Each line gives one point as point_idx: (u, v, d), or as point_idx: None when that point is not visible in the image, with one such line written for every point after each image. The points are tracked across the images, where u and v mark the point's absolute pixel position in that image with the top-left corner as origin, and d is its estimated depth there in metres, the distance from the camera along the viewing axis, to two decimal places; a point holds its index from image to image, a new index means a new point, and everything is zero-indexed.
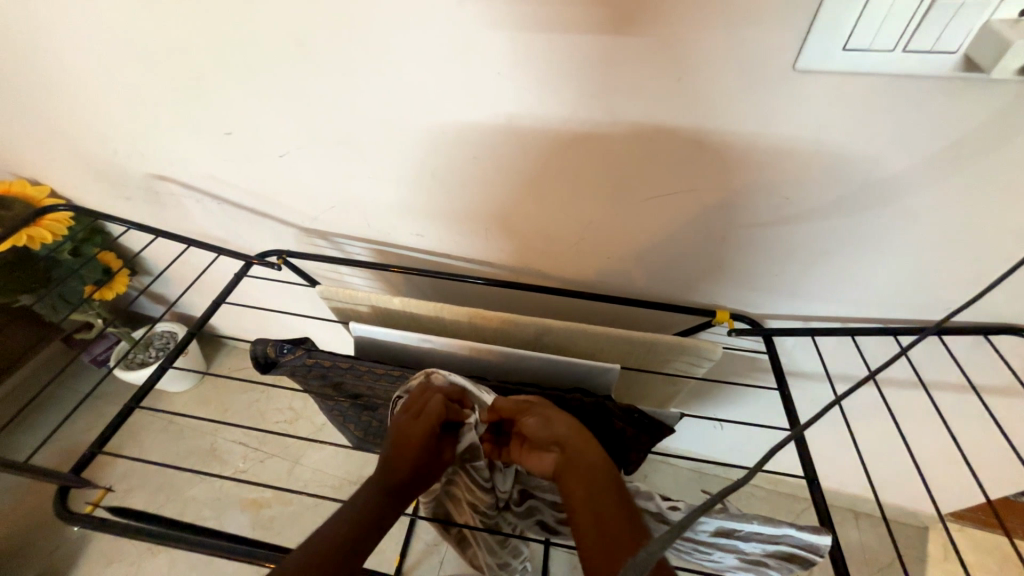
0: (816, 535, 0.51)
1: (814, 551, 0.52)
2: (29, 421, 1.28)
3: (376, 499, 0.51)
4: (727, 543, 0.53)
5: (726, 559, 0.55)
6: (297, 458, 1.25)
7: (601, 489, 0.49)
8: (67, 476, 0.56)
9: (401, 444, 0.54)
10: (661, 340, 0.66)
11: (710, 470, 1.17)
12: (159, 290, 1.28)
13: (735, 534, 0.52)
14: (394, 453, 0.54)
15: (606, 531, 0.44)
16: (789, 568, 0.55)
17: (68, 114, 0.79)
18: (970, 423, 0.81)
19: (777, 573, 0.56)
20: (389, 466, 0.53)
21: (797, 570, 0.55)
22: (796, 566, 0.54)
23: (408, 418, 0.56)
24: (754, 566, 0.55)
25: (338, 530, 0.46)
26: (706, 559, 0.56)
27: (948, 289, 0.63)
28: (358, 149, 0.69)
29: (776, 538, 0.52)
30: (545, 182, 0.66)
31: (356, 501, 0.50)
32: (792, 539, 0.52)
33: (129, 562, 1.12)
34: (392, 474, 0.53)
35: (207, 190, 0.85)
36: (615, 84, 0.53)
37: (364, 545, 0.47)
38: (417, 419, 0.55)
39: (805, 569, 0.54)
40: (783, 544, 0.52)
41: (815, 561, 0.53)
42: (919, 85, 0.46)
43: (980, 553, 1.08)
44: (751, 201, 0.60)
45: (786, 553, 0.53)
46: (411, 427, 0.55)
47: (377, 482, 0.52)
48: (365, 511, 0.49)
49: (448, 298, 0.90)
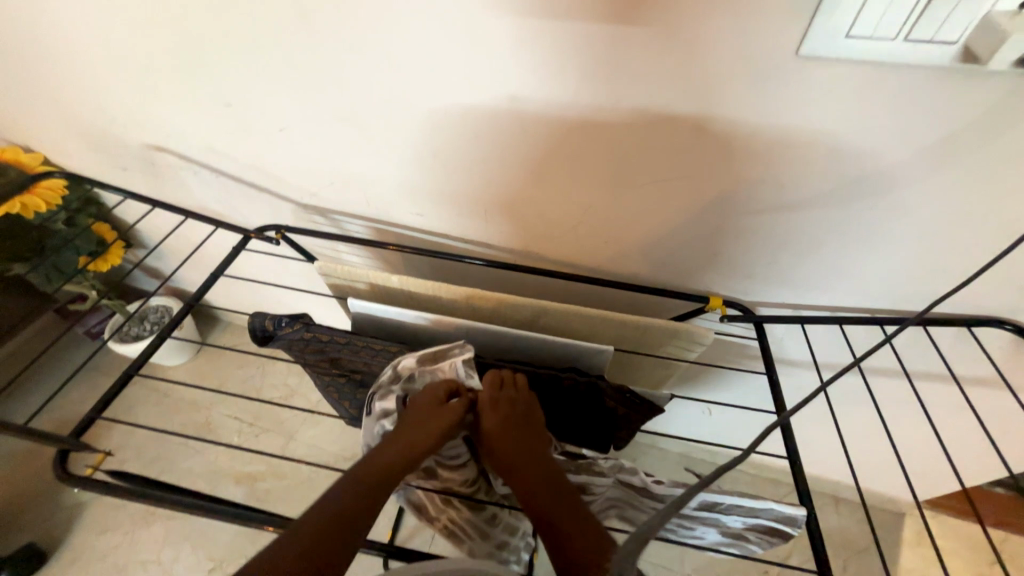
0: (794, 508, 0.53)
1: (791, 524, 0.54)
2: (23, 391, 1.29)
3: (396, 458, 0.53)
4: (710, 516, 0.55)
5: (709, 534, 0.58)
6: (292, 434, 1.26)
7: (557, 498, 0.52)
8: (68, 440, 0.57)
9: (415, 419, 0.56)
10: (655, 325, 0.67)
11: (698, 455, 1.20)
12: (153, 264, 1.28)
13: (717, 508, 0.54)
14: (410, 422, 0.55)
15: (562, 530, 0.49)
16: (770, 540, 0.57)
17: (61, 79, 0.77)
18: (951, 413, 0.84)
19: (758, 546, 0.59)
20: (402, 438, 0.54)
21: (777, 543, 0.58)
22: (778, 538, 0.57)
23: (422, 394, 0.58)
24: (737, 540, 0.58)
25: (345, 493, 0.49)
26: (689, 531, 0.58)
27: (932, 282, 0.65)
28: (358, 128, 0.69)
29: (757, 512, 0.54)
30: (545, 166, 0.66)
31: (368, 462, 0.53)
32: (772, 512, 0.54)
33: (124, 530, 1.13)
34: (410, 442, 0.54)
35: (205, 163, 0.84)
36: (620, 65, 0.52)
37: (371, 509, 0.49)
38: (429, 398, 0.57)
39: (786, 541, 0.56)
40: (764, 518, 0.54)
41: (793, 534, 0.55)
42: (919, 76, 0.46)
43: (953, 539, 1.12)
44: (750, 190, 0.60)
45: (766, 526, 0.55)
46: (426, 398, 0.57)
47: (391, 447, 0.54)
48: (375, 473, 0.52)
49: (445, 277, 0.90)
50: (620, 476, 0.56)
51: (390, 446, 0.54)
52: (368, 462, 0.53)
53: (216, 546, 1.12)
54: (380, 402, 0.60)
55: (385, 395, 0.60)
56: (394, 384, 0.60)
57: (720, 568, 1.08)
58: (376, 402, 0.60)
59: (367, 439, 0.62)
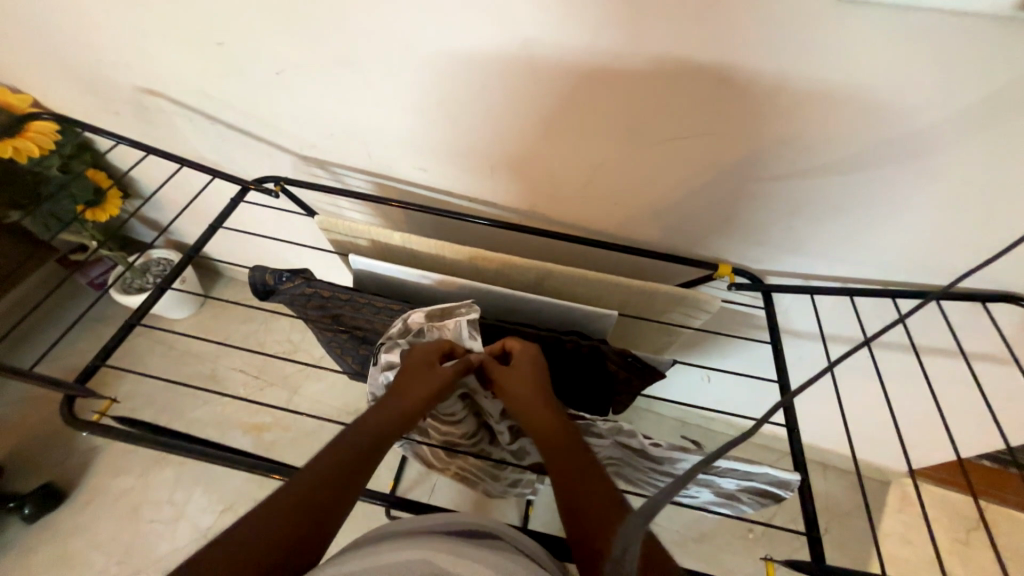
0: (788, 473, 0.54)
1: (784, 487, 0.55)
2: (32, 338, 1.31)
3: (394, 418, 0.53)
4: (705, 478, 0.56)
5: (702, 493, 0.60)
6: (296, 389, 1.29)
7: (572, 453, 0.49)
8: (74, 386, 0.58)
9: (413, 374, 0.55)
10: (661, 291, 0.66)
11: (694, 420, 1.22)
12: (153, 215, 1.26)
13: (711, 470, 0.54)
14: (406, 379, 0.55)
15: (568, 481, 0.47)
16: (763, 500, 0.59)
17: (42, 11, 0.72)
18: (952, 388, 0.84)
19: (751, 504, 0.61)
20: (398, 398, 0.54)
21: (770, 503, 0.60)
22: (770, 500, 0.58)
23: (418, 352, 0.57)
24: (730, 499, 0.60)
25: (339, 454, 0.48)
26: (683, 490, 0.60)
27: (953, 255, 0.62)
28: (359, 73, 0.65)
29: (752, 475, 0.55)
30: (556, 119, 0.62)
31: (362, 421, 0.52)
32: (766, 476, 0.54)
33: (138, 473, 1.18)
34: (406, 402, 0.53)
35: (199, 109, 0.81)
36: (641, 5, 0.48)
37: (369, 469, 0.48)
38: (426, 353, 0.57)
39: (777, 502, 0.58)
40: (758, 480, 0.55)
41: (785, 497, 0.56)
42: (967, 26, 0.42)
43: (936, 507, 1.16)
44: (769, 152, 0.58)
45: (759, 489, 0.57)
46: (423, 357, 0.57)
47: (384, 411, 0.53)
48: (371, 432, 0.51)
49: (449, 236, 0.88)
50: (620, 437, 0.57)
51: (387, 406, 0.53)
52: (363, 421, 0.52)
53: (226, 490, 1.17)
54: (386, 354, 0.59)
55: (391, 349, 0.59)
56: (403, 338, 0.61)
57: (707, 526, 1.13)
58: (381, 355, 0.60)
59: (374, 389, 0.63)
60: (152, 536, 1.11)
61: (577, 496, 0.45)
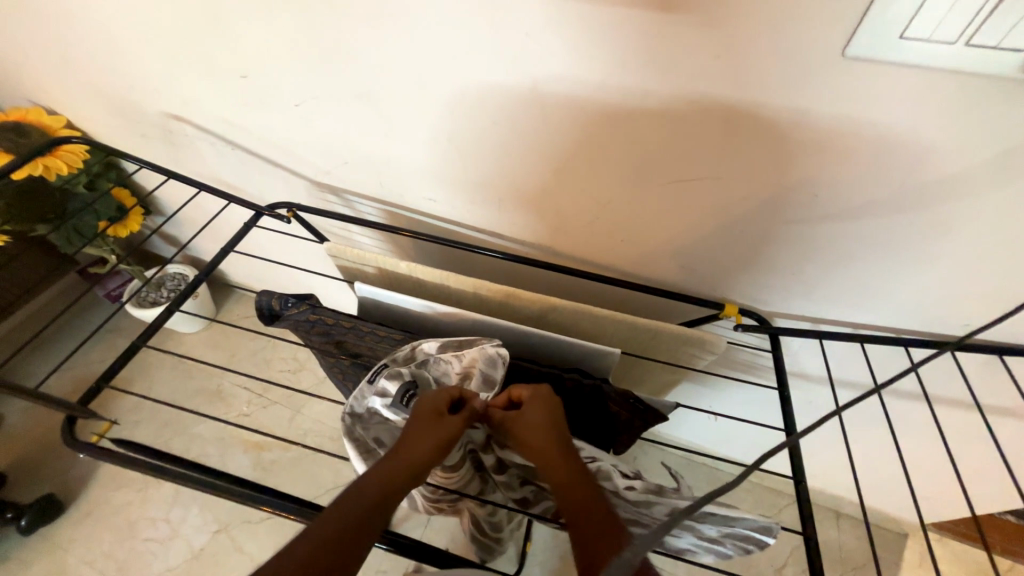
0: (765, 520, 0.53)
1: (766, 533, 0.54)
2: (45, 348, 1.34)
3: (401, 468, 0.49)
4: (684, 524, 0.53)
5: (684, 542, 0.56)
6: (298, 408, 1.29)
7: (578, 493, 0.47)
8: (76, 406, 0.59)
9: (421, 422, 0.52)
10: (666, 330, 0.65)
11: (699, 459, 1.18)
12: (172, 232, 1.30)
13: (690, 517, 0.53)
14: (410, 430, 0.52)
15: (578, 525, 0.45)
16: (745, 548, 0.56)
17: (84, 41, 0.77)
18: (971, 441, 0.80)
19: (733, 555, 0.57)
20: (405, 444, 0.51)
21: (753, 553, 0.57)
22: (753, 547, 0.55)
23: (426, 400, 0.54)
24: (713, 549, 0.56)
25: (339, 514, 0.44)
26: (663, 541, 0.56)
27: (970, 306, 0.61)
28: (373, 104, 0.67)
29: (732, 520, 0.54)
30: (566, 157, 0.63)
31: (368, 475, 0.48)
32: (747, 522, 0.53)
33: (136, 488, 1.18)
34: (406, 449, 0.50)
35: (222, 135, 0.84)
36: (651, 53, 0.50)
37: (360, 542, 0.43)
38: (435, 399, 0.54)
39: (761, 549, 0.55)
40: (739, 526, 0.54)
41: (770, 544, 0.54)
42: (976, 84, 0.43)
43: (954, 563, 1.10)
44: (781, 194, 0.57)
45: (741, 534, 0.54)
46: (427, 405, 0.53)
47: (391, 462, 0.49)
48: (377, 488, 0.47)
49: (455, 266, 0.89)
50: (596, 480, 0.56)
51: (395, 456, 0.50)
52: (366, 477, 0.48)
53: (221, 510, 1.16)
54: (386, 379, 0.58)
55: (394, 374, 0.59)
56: (406, 365, 0.60)
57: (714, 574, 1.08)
58: (381, 378, 0.58)
59: (354, 403, 0.60)
60: (146, 554, 1.10)
61: (585, 530, 0.44)
